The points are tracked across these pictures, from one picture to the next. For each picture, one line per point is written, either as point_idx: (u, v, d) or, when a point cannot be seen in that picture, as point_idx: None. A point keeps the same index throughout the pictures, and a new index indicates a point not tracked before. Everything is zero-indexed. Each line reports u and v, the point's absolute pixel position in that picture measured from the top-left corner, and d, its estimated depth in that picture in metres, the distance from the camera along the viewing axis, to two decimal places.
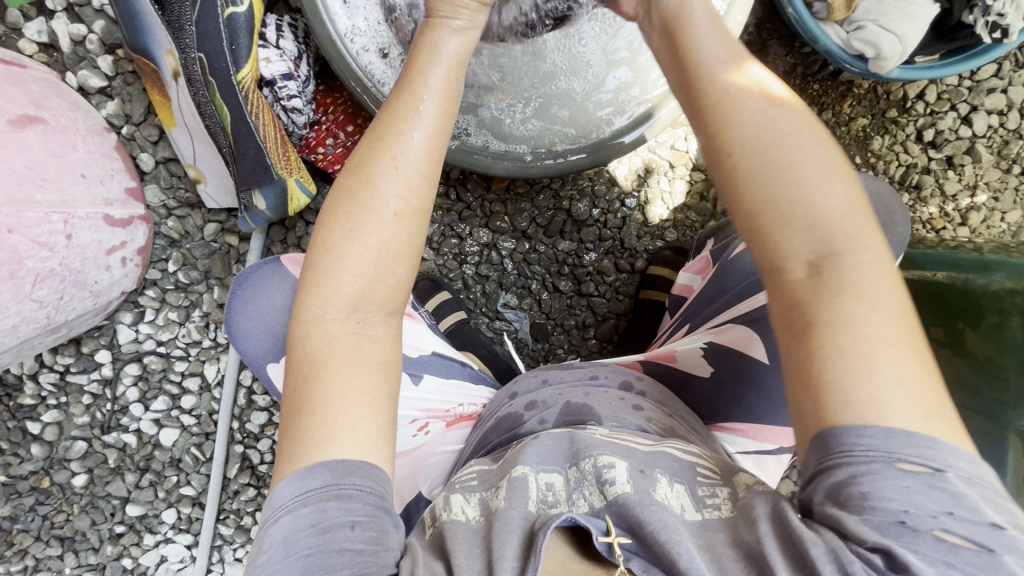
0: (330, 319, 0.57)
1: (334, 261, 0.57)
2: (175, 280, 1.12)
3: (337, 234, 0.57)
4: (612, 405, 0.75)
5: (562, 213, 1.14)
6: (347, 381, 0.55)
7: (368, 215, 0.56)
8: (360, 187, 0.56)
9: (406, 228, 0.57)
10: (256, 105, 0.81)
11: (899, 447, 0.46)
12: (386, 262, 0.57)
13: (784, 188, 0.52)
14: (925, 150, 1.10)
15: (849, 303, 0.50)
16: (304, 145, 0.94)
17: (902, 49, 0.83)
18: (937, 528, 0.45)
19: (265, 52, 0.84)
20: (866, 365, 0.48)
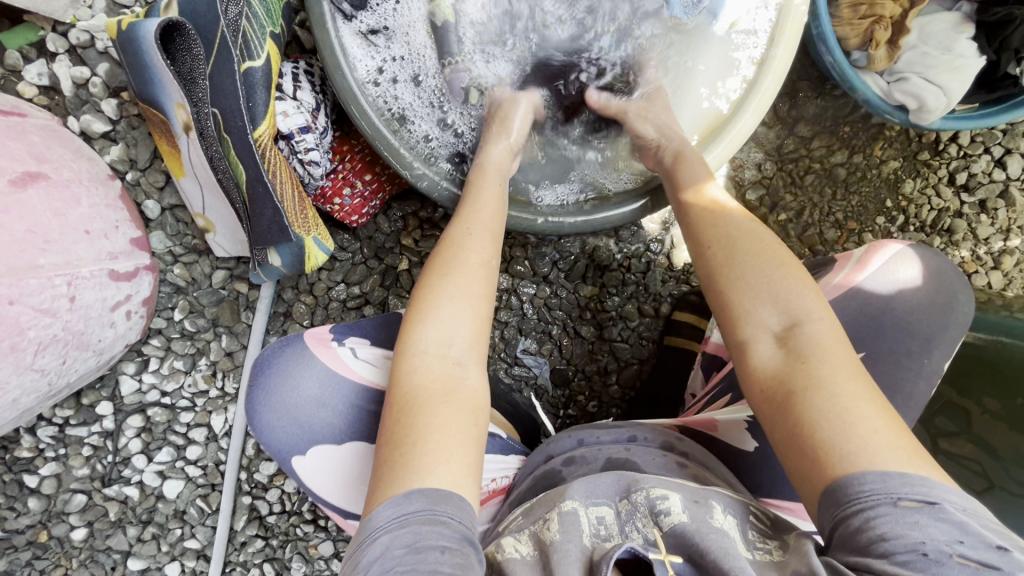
0: (427, 359, 0.62)
1: (431, 309, 0.66)
2: (181, 327, 1.07)
3: (431, 290, 0.67)
4: (655, 460, 0.72)
5: (584, 257, 1.10)
6: (442, 414, 0.59)
7: (454, 275, 0.69)
8: (450, 255, 0.71)
9: (485, 285, 0.69)
10: (274, 161, 0.77)
11: (898, 487, 0.50)
12: (473, 311, 0.67)
13: (745, 263, 0.67)
14: (958, 193, 1.07)
15: (818, 364, 0.58)
16: (320, 195, 0.90)
17: (947, 102, 0.80)
18: (955, 555, 0.47)
19: (283, 105, 0.80)
20: (844, 415, 0.55)
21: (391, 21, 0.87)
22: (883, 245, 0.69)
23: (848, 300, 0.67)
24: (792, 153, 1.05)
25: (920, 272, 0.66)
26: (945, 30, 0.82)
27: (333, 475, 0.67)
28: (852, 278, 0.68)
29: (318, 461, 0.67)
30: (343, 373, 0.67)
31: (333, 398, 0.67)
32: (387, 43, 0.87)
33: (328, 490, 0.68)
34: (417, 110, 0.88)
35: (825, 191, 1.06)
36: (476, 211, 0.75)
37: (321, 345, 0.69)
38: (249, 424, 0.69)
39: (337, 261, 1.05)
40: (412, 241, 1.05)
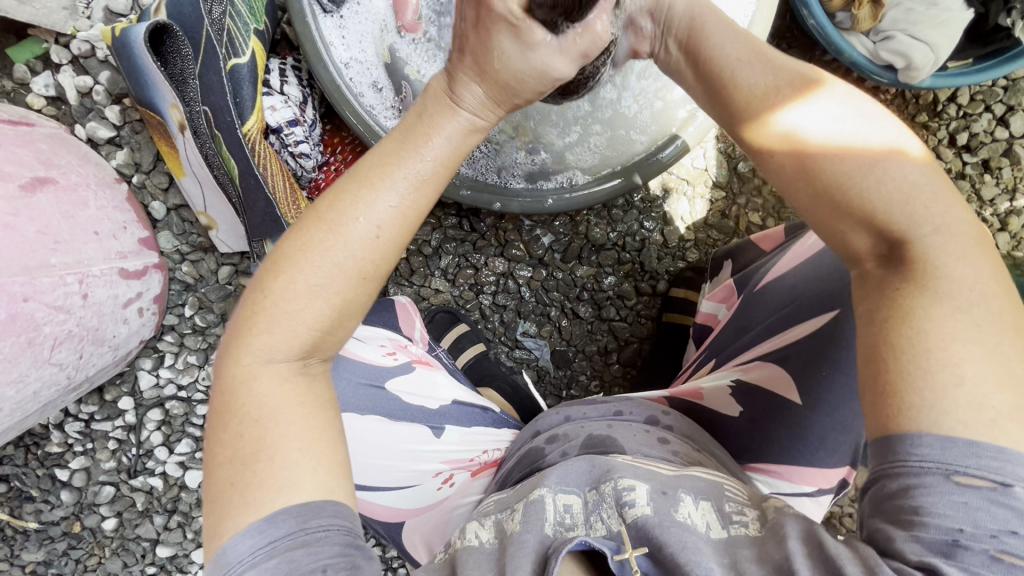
0: (276, 363, 0.50)
1: (278, 300, 0.49)
2: (192, 323, 1.12)
3: (282, 275, 0.48)
4: (636, 436, 0.73)
5: (579, 238, 1.10)
6: (286, 427, 0.48)
7: (313, 258, 0.49)
8: (318, 232, 0.49)
9: (366, 279, 0.50)
10: (264, 155, 0.80)
11: (961, 459, 0.42)
12: (339, 310, 0.50)
13: (857, 171, 0.49)
14: (959, 154, 1.04)
15: (947, 277, 0.47)
16: (314, 187, 0.91)
17: (935, 58, 0.78)
18: (997, 549, 0.41)
19: (270, 100, 0.82)
20: (963, 343, 0.45)
21: (363, 20, 0.83)
22: None
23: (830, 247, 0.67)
24: None
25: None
26: None
27: None
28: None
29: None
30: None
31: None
32: (359, 40, 0.83)
33: None
34: (385, 106, 0.85)
35: None
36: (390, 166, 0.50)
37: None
38: None
39: None
40: None
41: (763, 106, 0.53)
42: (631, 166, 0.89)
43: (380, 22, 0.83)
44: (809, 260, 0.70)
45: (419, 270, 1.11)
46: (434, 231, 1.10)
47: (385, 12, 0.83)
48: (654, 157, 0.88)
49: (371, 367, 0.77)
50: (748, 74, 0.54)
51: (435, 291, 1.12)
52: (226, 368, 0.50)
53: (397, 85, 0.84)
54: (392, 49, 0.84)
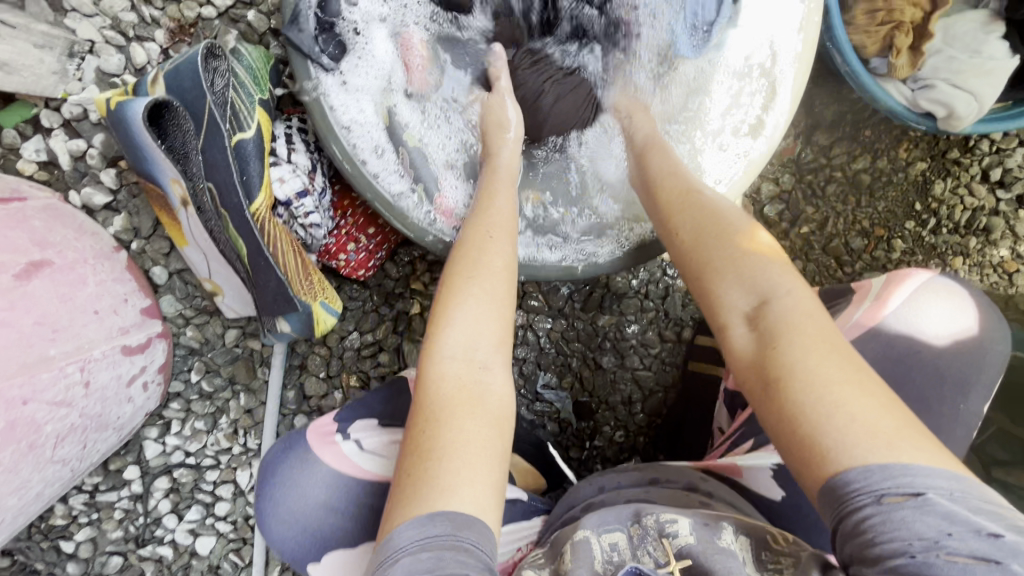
0: (455, 362, 0.59)
1: (452, 307, 0.62)
2: (199, 388, 1.07)
3: (460, 289, 0.63)
4: (676, 498, 0.71)
5: (600, 287, 1.06)
6: (468, 412, 0.55)
7: (475, 274, 0.65)
8: (468, 258, 0.67)
9: (506, 290, 0.66)
10: (273, 232, 0.75)
11: (883, 481, 0.45)
12: (494, 315, 0.63)
13: (718, 248, 0.63)
14: (993, 190, 1.00)
15: (794, 331, 0.54)
16: (325, 252, 0.87)
17: (978, 107, 0.75)
18: (944, 553, 0.42)
19: (278, 171, 0.77)
20: (827, 384, 0.50)
21: (365, 74, 0.80)
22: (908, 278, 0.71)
23: (874, 336, 0.70)
24: (811, 163, 1.00)
25: (960, 317, 0.69)
26: (971, 32, 0.76)
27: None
28: (874, 314, 0.71)
29: (335, 564, 0.66)
30: (349, 472, 0.67)
31: (341, 503, 0.66)
32: (358, 100, 0.78)
33: None
34: (388, 170, 0.78)
35: (850, 199, 1.01)
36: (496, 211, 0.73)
37: (324, 443, 0.68)
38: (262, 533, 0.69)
39: (349, 310, 1.05)
40: (423, 284, 1.04)
41: (670, 206, 0.70)
42: (644, 241, 0.80)
43: (381, 80, 0.82)
44: None
45: None
46: None
47: (391, 65, 0.84)
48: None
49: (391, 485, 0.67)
50: (667, 185, 0.72)
51: None
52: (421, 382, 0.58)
53: (396, 147, 0.80)
54: (391, 110, 0.82)
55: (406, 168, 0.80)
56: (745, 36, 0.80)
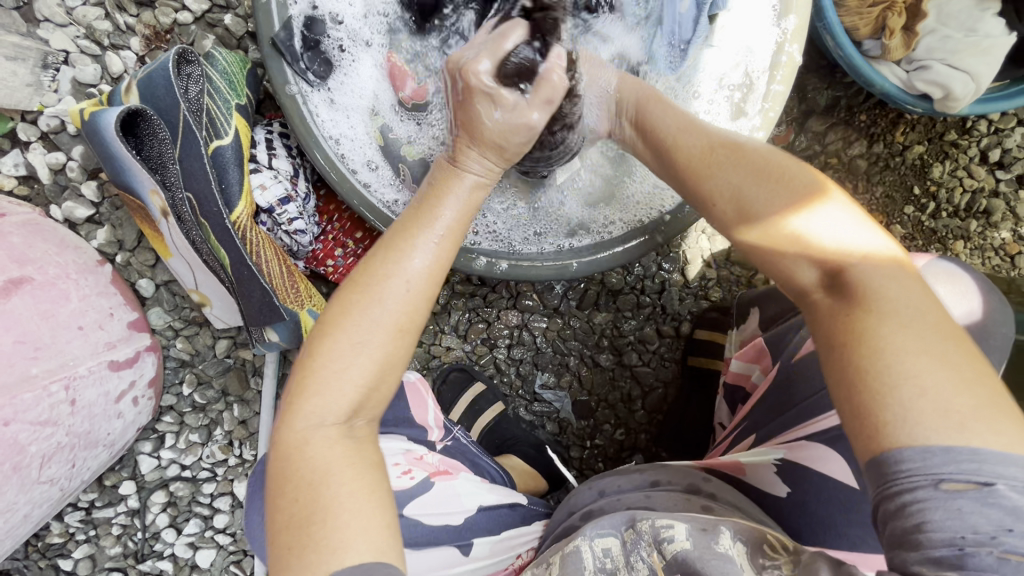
0: (322, 429, 0.50)
1: (325, 365, 0.50)
2: (192, 401, 1.06)
3: (333, 342, 0.50)
4: (677, 505, 0.68)
5: (595, 285, 1.04)
6: (333, 489, 0.47)
7: (361, 319, 0.51)
8: (359, 295, 0.51)
9: (402, 336, 0.52)
10: (257, 241, 0.73)
11: (943, 465, 0.38)
12: (380, 367, 0.51)
13: (789, 189, 0.53)
14: (992, 172, 0.98)
15: (888, 291, 0.46)
16: (312, 258, 0.86)
17: (976, 87, 0.72)
18: (1000, 552, 0.37)
19: (258, 178, 0.75)
20: (907, 360, 0.42)
21: (351, 94, 0.73)
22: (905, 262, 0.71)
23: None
24: (806, 151, 0.97)
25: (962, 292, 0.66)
26: (966, 10, 0.74)
27: None
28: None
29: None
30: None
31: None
32: (348, 115, 0.72)
33: None
34: (383, 184, 0.74)
35: (846, 186, 0.99)
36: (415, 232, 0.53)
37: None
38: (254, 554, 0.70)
39: None
40: None
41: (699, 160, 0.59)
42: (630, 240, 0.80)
43: (371, 97, 0.74)
44: None
45: (428, 329, 1.04)
46: (442, 288, 1.03)
47: (377, 83, 0.74)
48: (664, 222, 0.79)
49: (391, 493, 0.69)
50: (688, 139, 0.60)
51: (446, 348, 1.05)
52: (280, 436, 0.50)
53: (393, 165, 0.74)
54: (384, 130, 0.74)
55: (406, 184, 0.74)
56: (721, 57, 0.75)
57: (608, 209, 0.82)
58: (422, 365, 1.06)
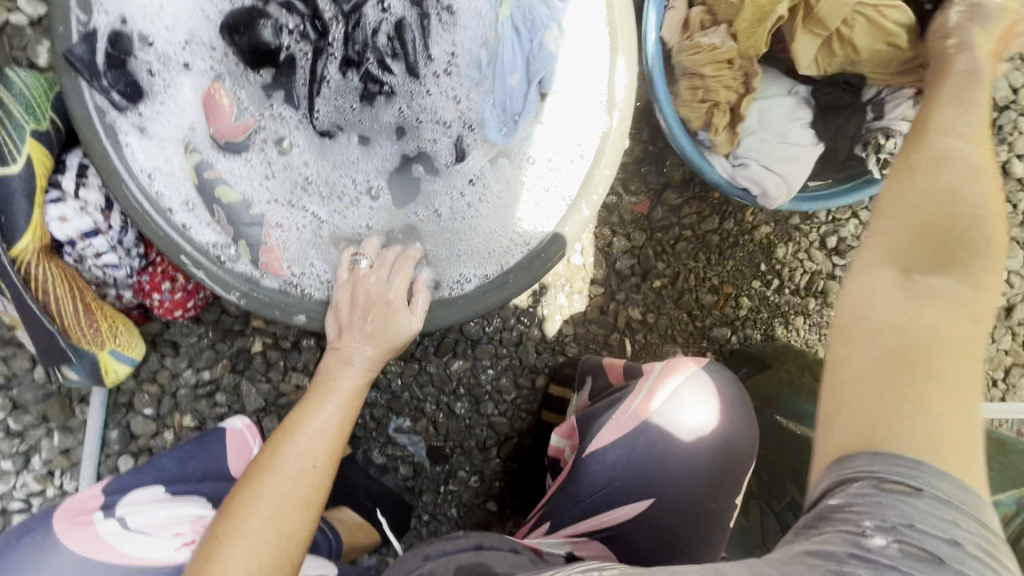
0: None
1: (225, 546, 0.54)
2: (5, 426, 0.97)
3: (235, 526, 0.55)
4: (507, 561, 0.65)
5: (453, 332, 1.04)
6: None
7: (259, 498, 0.57)
8: (259, 477, 0.59)
9: (290, 521, 0.57)
10: (46, 279, 0.68)
11: (886, 466, 0.41)
12: (271, 545, 0.56)
13: (945, 177, 0.50)
14: (830, 257, 1.05)
15: (942, 321, 0.45)
16: (139, 289, 0.80)
17: (788, 189, 0.78)
18: (898, 541, 0.38)
19: (57, 210, 0.69)
20: (926, 382, 0.42)
21: (166, 123, 0.70)
22: (682, 379, 0.69)
23: (641, 430, 0.68)
24: (661, 221, 1.02)
25: (716, 415, 0.67)
26: (783, 117, 0.77)
27: None
28: (646, 406, 0.69)
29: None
30: (103, 555, 0.61)
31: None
32: (162, 148, 0.69)
33: None
34: (203, 224, 0.70)
35: (699, 258, 1.04)
36: (311, 420, 0.63)
37: (72, 528, 0.62)
38: None
39: (182, 346, 0.99)
40: (263, 321, 0.99)
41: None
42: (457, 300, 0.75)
43: (186, 129, 0.71)
44: (631, 442, 0.69)
45: (277, 364, 1.01)
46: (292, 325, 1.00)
47: (193, 113, 0.71)
48: (488, 290, 0.75)
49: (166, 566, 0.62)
50: (960, 95, 0.58)
51: (295, 387, 1.01)
52: None
53: (209, 205, 0.71)
54: (203, 167, 0.71)
55: (223, 226, 0.71)
56: (551, 133, 0.76)
57: (458, 266, 0.76)
58: (268, 402, 1.01)
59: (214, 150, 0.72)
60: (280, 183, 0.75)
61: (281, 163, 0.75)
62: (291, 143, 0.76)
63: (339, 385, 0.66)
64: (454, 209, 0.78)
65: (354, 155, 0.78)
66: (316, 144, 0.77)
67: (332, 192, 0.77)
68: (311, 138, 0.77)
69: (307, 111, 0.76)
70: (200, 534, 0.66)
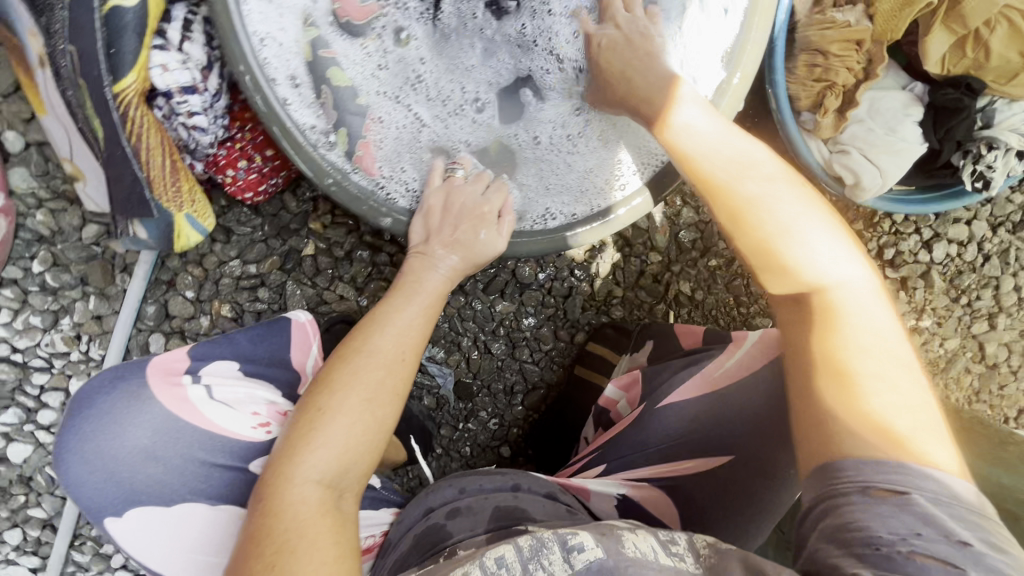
0: (314, 482, 0.53)
1: (322, 423, 0.56)
2: (41, 281, 0.95)
3: (330, 405, 0.57)
4: (545, 508, 0.68)
5: (505, 273, 1.03)
6: (307, 547, 0.50)
7: (352, 380, 0.58)
8: (350, 361, 0.60)
9: (382, 406, 0.59)
10: (144, 125, 0.65)
11: (875, 478, 0.45)
12: (366, 425, 0.57)
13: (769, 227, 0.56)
14: (883, 268, 1.06)
15: (834, 357, 0.51)
16: (212, 162, 0.79)
17: (881, 182, 0.77)
18: (909, 551, 0.42)
19: (162, 57, 0.67)
20: (849, 408, 0.49)
21: None
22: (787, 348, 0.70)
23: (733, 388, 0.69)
24: None
25: None
26: (895, 109, 0.77)
27: (150, 541, 0.65)
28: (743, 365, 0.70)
29: (141, 523, 0.65)
30: (186, 415, 0.65)
31: (161, 454, 0.64)
32: (280, 14, 0.66)
33: (149, 553, 0.66)
34: (303, 103, 0.68)
35: None
36: (398, 312, 0.64)
37: (164, 384, 0.67)
38: (62, 476, 0.66)
39: (234, 235, 0.97)
40: (321, 226, 0.97)
41: (658, 94, 0.64)
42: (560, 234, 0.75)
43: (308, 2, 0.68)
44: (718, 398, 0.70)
45: (325, 272, 0.99)
46: (349, 234, 0.99)
47: None
48: (580, 226, 0.74)
49: (234, 442, 0.65)
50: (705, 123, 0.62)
51: (339, 297, 1.01)
52: (275, 494, 0.53)
53: (317, 85, 0.69)
54: (318, 44, 0.69)
55: (327, 110, 0.70)
56: None
57: (547, 200, 0.76)
58: (310, 307, 1.01)
59: (333, 28, 0.70)
60: (390, 77, 0.73)
61: (396, 55, 0.73)
62: (409, 35, 0.73)
63: (424, 284, 0.67)
64: (554, 139, 0.77)
65: (470, 61, 0.75)
66: (435, 43, 0.74)
67: (440, 97, 0.75)
68: (430, 34, 0.74)
69: (431, 8, 0.73)
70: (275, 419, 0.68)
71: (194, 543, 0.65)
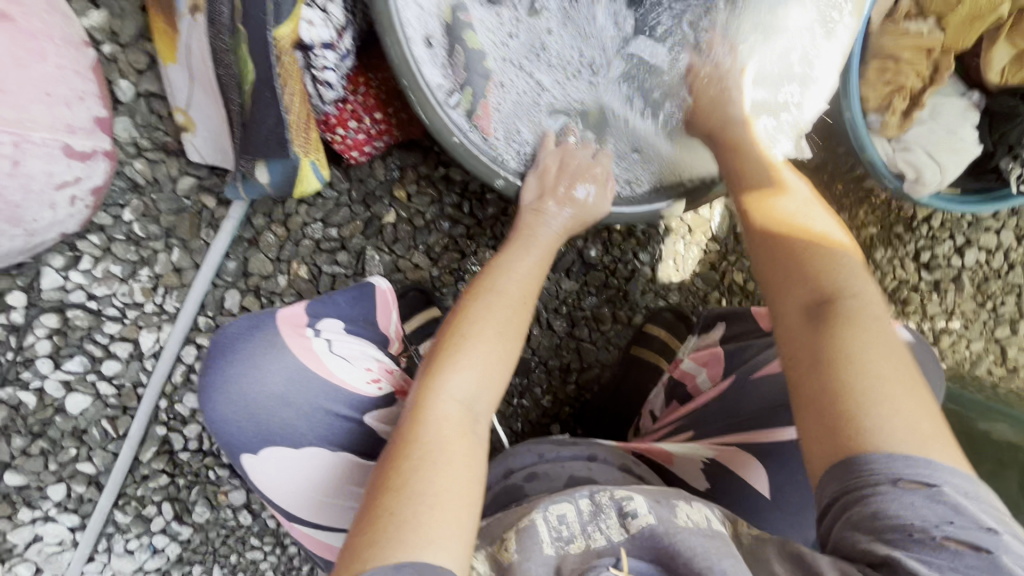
0: (456, 400, 0.57)
1: (460, 348, 0.60)
2: (128, 230, 0.97)
3: (471, 331, 0.62)
4: (617, 478, 0.72)
5: (574, 253, 1.08)
6: (443, 457, 0.52)
7: (489, 311, 0.64)
8: (484, 297, 0.65)
9: (509, 341, 0.63)
10: (288, 71, 0.70)
11: (902, 467, 0.47)
12: (499, 354, 0.62)
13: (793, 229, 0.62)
14: (919, 270, 1.15)
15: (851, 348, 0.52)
16: (324, 120, 0.83)
17: (940, 178, 0.86)
18: (941, 536, 0.45)
19: (309, 13, 0.70)
20: (875, 395, 0.50)
21: None
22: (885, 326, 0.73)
23: None
24: None
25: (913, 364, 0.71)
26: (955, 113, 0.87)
27: (277, 480, 0.69)
28: None
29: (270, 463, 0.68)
30: (314, 366, 0.70)
31: (295, 398, 0.68)
32: None
33: (280, 493, 0.69)
34: (434, 62, 0.73)
35: None
36: (522, 261, 0.71)
37: (295, 334, 0.71)
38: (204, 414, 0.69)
39: (320, 197, 1.00)
40: (405, 194, 1.02)
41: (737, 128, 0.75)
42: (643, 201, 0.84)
43: None
44: None
45: (404, 239, 1.03)
46: (432, 204, 1.03)
47: None
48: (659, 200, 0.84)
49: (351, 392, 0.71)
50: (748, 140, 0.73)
51: (414, 266, 1.04)
52: (423, 401, 0.56)
53: (452, 45, 0.75)
54: (457, 8, 0.75)
55: (457, 70, 0.75)
56: None
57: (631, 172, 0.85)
58: (385, 273, 1.04)
59: None
60: (519, 43, 0.80)
61: (528, 24, 0.79)
62: (542, 7, 0.79)
63: (540, 237, 0.75)
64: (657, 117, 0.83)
65: (603, 27, 0.81)
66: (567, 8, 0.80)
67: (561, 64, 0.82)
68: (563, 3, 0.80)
69: None
70: (384, 374, 0.75)
71: (316, 486, 0.70)
